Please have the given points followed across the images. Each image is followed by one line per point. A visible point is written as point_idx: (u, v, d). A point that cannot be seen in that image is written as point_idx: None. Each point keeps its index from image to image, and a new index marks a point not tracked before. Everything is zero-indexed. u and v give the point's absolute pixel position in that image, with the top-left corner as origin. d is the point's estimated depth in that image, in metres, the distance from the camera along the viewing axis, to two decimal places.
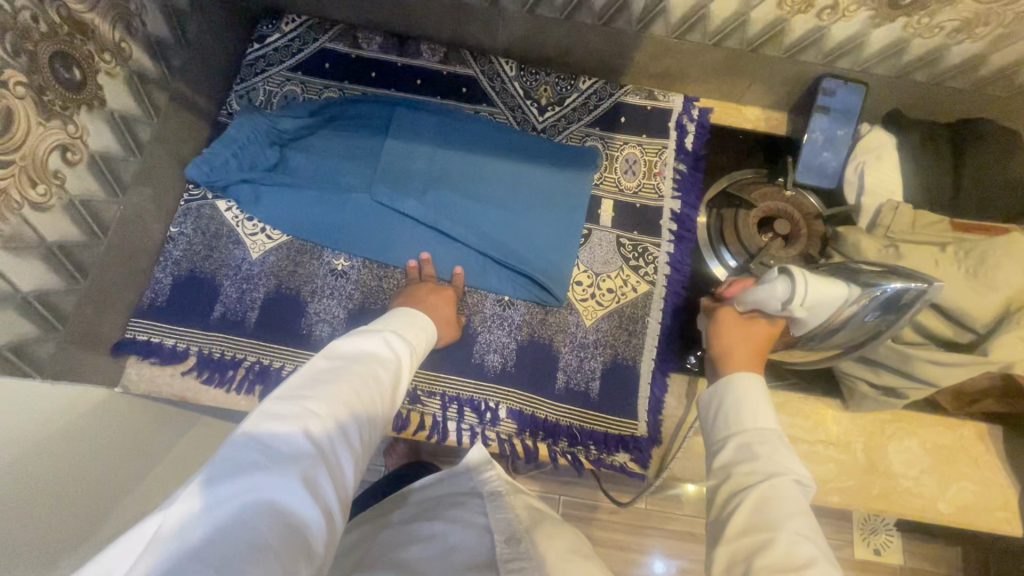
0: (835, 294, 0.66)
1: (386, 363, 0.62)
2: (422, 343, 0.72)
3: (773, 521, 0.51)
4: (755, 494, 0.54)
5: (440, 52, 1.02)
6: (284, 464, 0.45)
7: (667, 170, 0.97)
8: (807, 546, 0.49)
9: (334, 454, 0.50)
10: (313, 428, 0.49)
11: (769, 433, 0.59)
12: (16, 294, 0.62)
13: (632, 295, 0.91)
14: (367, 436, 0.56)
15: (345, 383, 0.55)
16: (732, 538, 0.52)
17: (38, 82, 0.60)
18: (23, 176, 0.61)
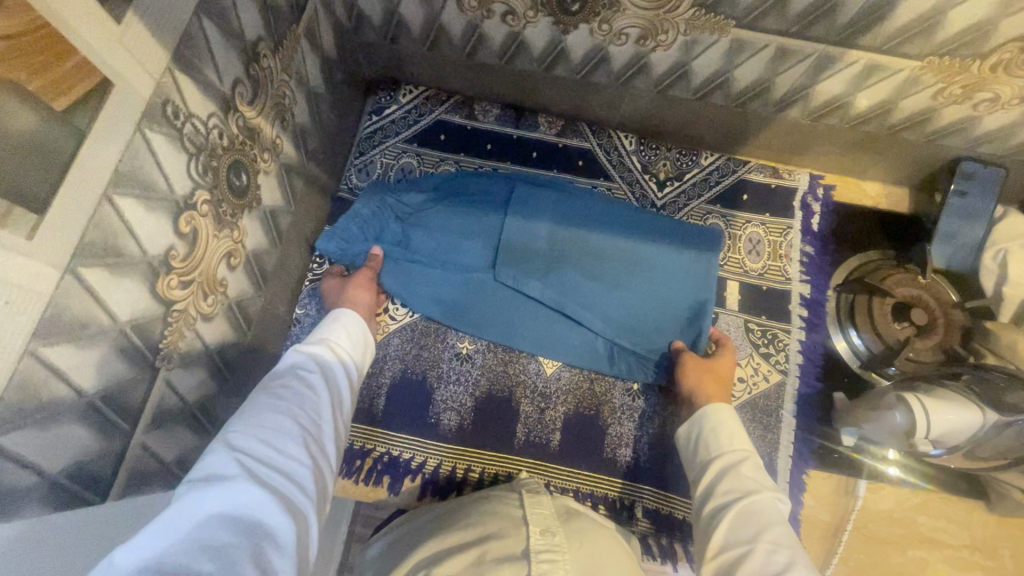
0: (959, 420, 0.63)
1: (312, 369, 0.62)
2: (353, 338, 0.73)
3: (754, 531, 0.55)
4: (737, 507, 0.59)
5: (558, 124, 1.00)
6: (219, 478, 0.44)
7: (794, 252, 0.95)
8: (785, 550, 0.52)
9: (278, 452, 0.49)
10: (245, 443, 0.49)
11: (746, 456, 0.66)
12: (183, 407, 0.61)
13: (765, 385, 0.88)
14: (316, 436, 0.55)
15: (266, 399, 0.55)
16: (719, 546, 0.57)
17: (218, 196, 0.59)
18: (199, 291, 0.59)
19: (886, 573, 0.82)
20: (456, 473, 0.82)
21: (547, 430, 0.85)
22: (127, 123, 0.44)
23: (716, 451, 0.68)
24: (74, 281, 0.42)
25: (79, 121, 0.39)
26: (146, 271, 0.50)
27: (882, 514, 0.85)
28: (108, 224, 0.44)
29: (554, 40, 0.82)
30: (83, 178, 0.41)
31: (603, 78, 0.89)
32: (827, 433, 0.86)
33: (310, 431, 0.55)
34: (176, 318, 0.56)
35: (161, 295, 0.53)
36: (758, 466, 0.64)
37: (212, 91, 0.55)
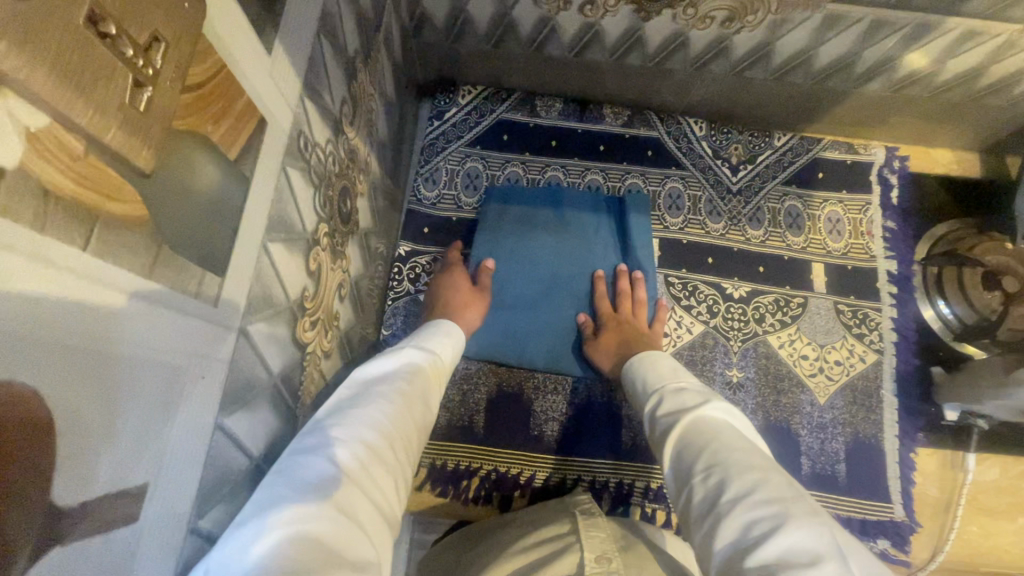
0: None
1: (411, 380, 0.54)
2: (450, 353, 0.65)
3: (693, 458, 0.48)
4: (677, 431, 0.52)
5: (624, 115, 0.96)
6: (311, 490, 0.36)
7: (875, 228, 0.93)
8: (716, 472, 0.45)
9: (373, 474, 0.41)
10: (340, 453, 0.40)
11: (662, 393, 0.59)
12: None
13: (862, 366, 0.87)
14: (405, 462, 0.46)
15: (374, 405, 0.47)
16: (674, 488, 0.50)
17: (333, 228, 0.56)
18: (322, 329, 0.56)
19: (1001, 544, 0.82)
20: (565, 485, 0.80)
21: None
22: (275, 163, 0.41)
23: (648, 395, 0.62)
24: (245, 341, 0.39)
25: (247, 167, 0.36)
26: (290, 317, 0.47)
27: (991, 484, 0.84)
28: (266, 274, 0.41)
29: (632, 28, 0.79)
30: (248, 228, 0.37)
31: (677, 65, 0.85)
32: (928, 409, 0.86)
33: (401, 452, 0.45)
34: (308, 362, 0.53)
35: (299, 340, 0.50)
36: (678, 390, 0.58)
37: (328, 114, 0.51)
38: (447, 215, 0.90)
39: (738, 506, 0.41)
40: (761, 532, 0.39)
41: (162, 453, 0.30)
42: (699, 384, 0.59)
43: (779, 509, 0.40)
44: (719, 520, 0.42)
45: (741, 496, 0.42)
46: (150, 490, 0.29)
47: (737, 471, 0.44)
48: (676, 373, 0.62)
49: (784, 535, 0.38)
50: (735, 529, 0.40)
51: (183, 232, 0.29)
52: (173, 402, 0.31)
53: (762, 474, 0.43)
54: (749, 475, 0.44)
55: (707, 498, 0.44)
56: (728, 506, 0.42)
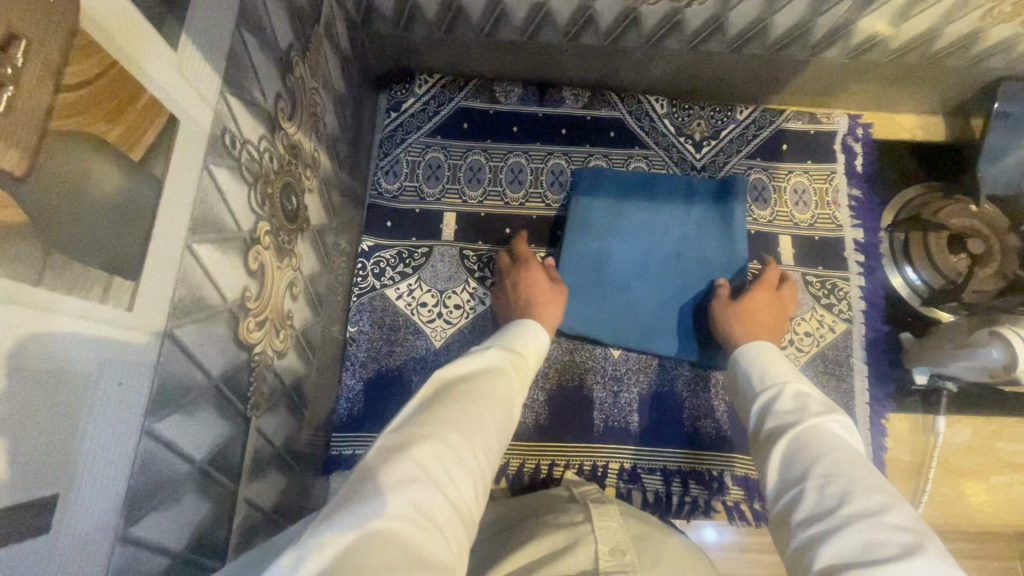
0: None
1: (492, 385, 0.57)
2: (525, 353, 0.68)
3: (813, 463, 0.50)
4: (798, 431, 0.55)
5: (584, 96, 0.95)
6: (398, 484, 0.40)
7: (841, 197, 0.93)
8: (837, 482, 0.47)
9: (449, 477, 0.43)
10: (424, 452, 0.43)
11: (782, 388, 0.61)
12: (273, 452, 0.58)
13: (831, 336, 0.87)
14: (484, 462, 0.49)
15: (456, 408, 0.50)
16: (778, 489, 0.52)
17: (276, 226, 0.55)
18: (272, 328, 0.55)
19: (974, 503, 0.83)
20: (540, 471, 0.80)
21: (625, 413, 0.83)
22: (196, 162, 0.40)
23: (763, 389, 0.63)
24: (172, 345, 0.38)
25: (156, 167, 0.35)
26: (228, 317, 0.46)
27: (962, 445, 0.85)
28: (193, 275, 0.40)
29: (582, 7, 0.77)
30: (165, 229, 0.36)
31: (633, 42, 0.84)
32: (898, 374, 0.86)
33: (481, 452, 0.48)
34: (257, 362, 0.52)
35: (243, 341, 0.49)
36: (800, 393, 0.60)
37: (259, 109, 0.50)
38: (410, 208, 0.89)
39: (862, 522, 0.43)
40: (883, 552, 0.40)
41: (76, 458, 0.30)
42: (823, 396, 0.60)
43: (912, 538, 0.41)
44: (836, 529, 0.44)
45: (863, 514, 0.44)
46: (62, 501, 0.29)
47: (863, 491, 0.46)
48: (796, 375, 0.63)
49: (912, 558, 0.39)
50: (855, 540, 0.42)
51: (73, 237, 0.29)
52: (81, 413, 0.30)
53: (890, 498, 0.45)
54: (874, 496, 0.45)
55: (823, 506, 0.46)
56: (848, 519, 0.44)
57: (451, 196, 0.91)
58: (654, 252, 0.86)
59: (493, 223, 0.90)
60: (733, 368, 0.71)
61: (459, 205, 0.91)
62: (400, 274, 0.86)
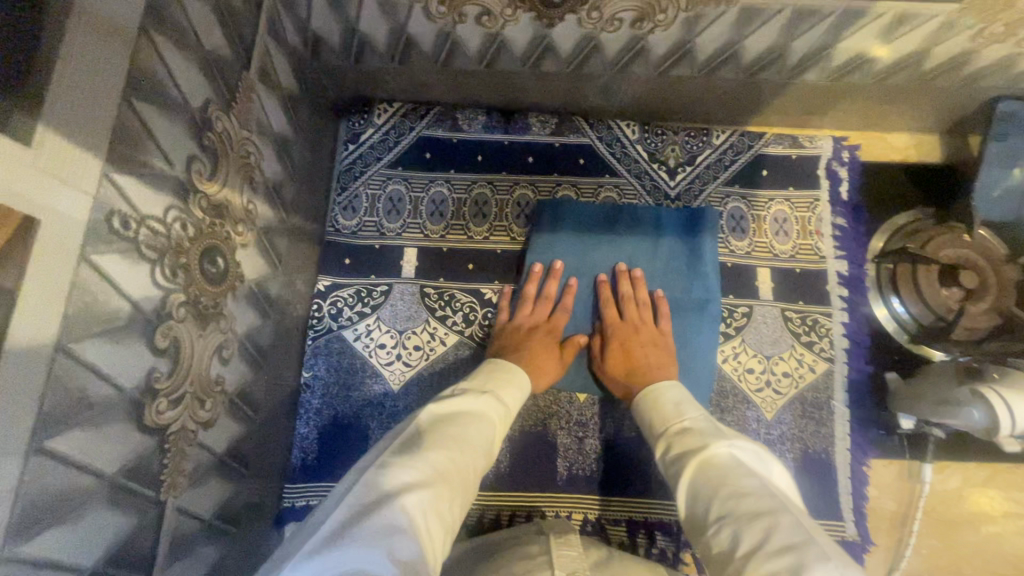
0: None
1: (480, 422, 0.59)
2: (517, 391, 0.68)
3: (706, 509, 0.48)
4: (687, 475, 0.52)
5: (551, 122, 0.91)
6: (382, 535, 0.42)
7: (824, 226, 0.88)
8: (728, 522, 0.45)
9: (426, 526, 0.45)
10: (410, 500, 0.45)
11: (666, 436, 0.59)
12: (201, 526, 0.55)
13: (811, 377, 0.82)
14: (459, 506, 0.51)
15: (439, 451, 0.52)
16: (696, 540, 0.49)
17: (194, 294, 0.52)
18: (194, 401, 0.53)
19: (963, 555, 0.78)
20: (501, 521, 0.78)
21: (590, 460, 0.79)
22: (70, 256, 0.37)
23: (656, 437, 0.61)
24: (42, 459, 0.36)
25: (3, 280, 0.32)
26: (127, 408, 0.43)
27: (951, 493, 0.80)
28: (69, 379, 0.37)
29: (538, 36, 0.73)
30: (23, 341, 0.34)
31: (597, 68, 0.79)
32: (883, 417, 0.81)
33: (458, 499, 0.50)
34: (173, 442, 0.49)
35: (151, 426, 0.46)
36: (682, 429, 0.58)
37: (165, 179, 0.47)
38: (369, 244, 0.87)
39: (753, 565, 0.41)
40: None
41: None
42: (704, 422, 0.57)
43: (795, 560, 0.39)
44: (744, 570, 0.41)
45: (753, 551, 0.41)
46: None
47: (748, 523, 0.43)
48: (681, 408, 0.61)
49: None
50: None
51: None
52: None
53: (772, 518, 0.43)
54: (758, 525, 0.43)
55: (729, 553, 0.43)
56: (748, 559, 0.41)
57: (412, 231, 0.88)
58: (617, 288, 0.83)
59: (455, 259, 0.87)
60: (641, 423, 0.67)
61: (420, 239, 0.87)
62: (358, 314, 0.84)
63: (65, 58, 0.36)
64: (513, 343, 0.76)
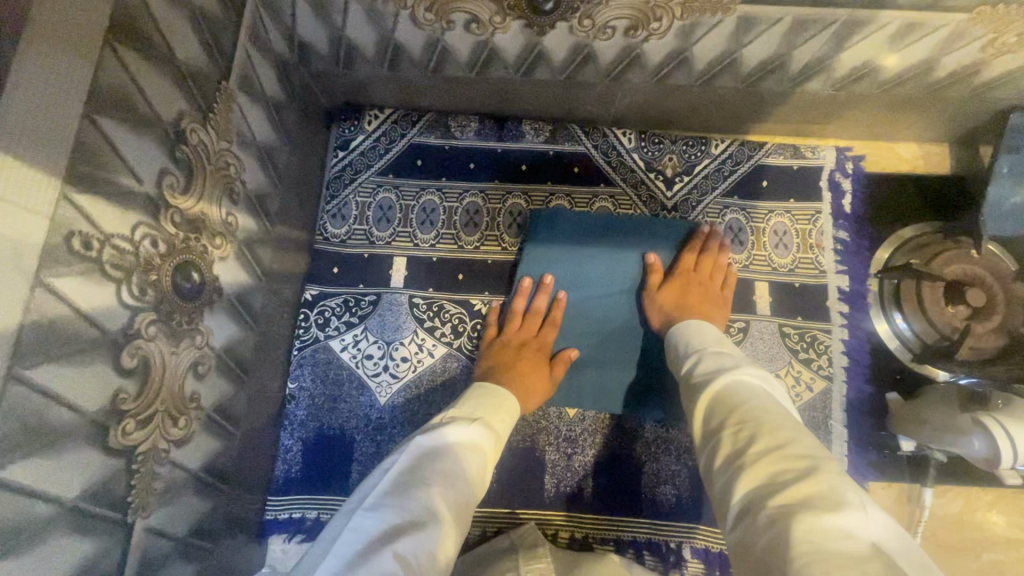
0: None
1: (471, 450, 0.58)
2: (509, 414, 0.66)
3: (728, 413, 0.50)
4: (715, 388, 0.54)
5: (546, 130, 0.89)
6: None
7: (826, 239, 0.85)
8: (744, 427, 0.47)
9: (419, 569, 0.45)
10: (401, 547, 0.45)
11: (702, 354, 0.61)
12: (175, 544, 0.55)
13: (808, 395, 0.80)
14: (454, 544, 0.50)
15: (428, 489, 0.51)
16: (703, 433, 0.52)
17: (165, 310, 0.51)
18: (165, 419, 0.52)
19: None
20: (486, 537, 0.76)
21: (578, 476, 0.78)
22: (24, 282, 0.36)
23: (686, 357, 0.64)
24: None
25: None
26: (88, 433, 0.42)
27: (951, 517, 0.77)
28: (22, 407, 0.37)
29: (528, 44, 0.71)
30: None
31: (591, 76, 0.77)
32: (883, 439, 0.78)
33: (452, 538, 0.50)
34: (143, 462, 0.49)
35: (117, 449, 0.45)
36: (719, 353, 0.60)
37: (132, 197, 0.46)
38: (359, 252, 0.85)
39: (764, 459, 0.43)
40: (785, 478, 0.41)
41: None
42: (741, 354, 0.60)
43: (808, 461, 0.41)
44: (749, 465, 0.44)
45: (764, 449, 0.44)
46: None
47: (767, 429, 0.46)
48: (722, 344, 0.63)
49: (811, 481, 0.39)
50: (762, 479, 0.42)
51: None
52: None
53: (795, 433, 0.45)
54: (781, 431, 0.45)
55: (736, 450, 0.46)
56: (753, 459, 0.44)
57: (403, 239, 0.86)
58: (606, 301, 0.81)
59: (445, 269, 0.85)
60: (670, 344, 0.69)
61: (410, 249, 0.86)
62: (345, 324, 0.82)
63: (18, 75, 0.35)
64: (502, 363, 0.75)
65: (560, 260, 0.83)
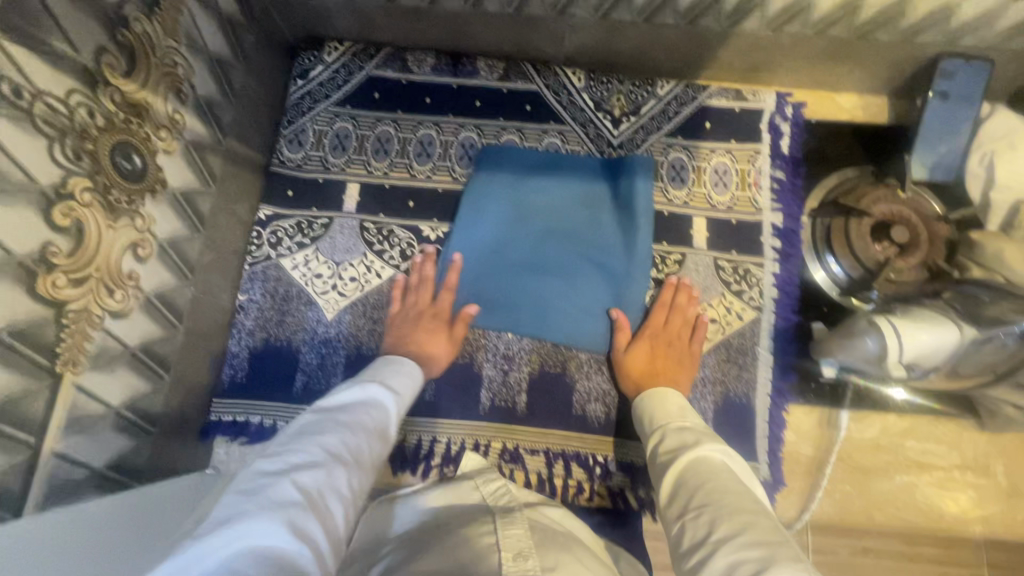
0: (937, 343, 0.59)
1: (374, 409, 0.60)
2: (411, 386, 0.70)
3: (689, 495, 0.53)
4: (679, 467, 0.57)
5: (499, 68, 0.92)
6: (273, 511, 0.42)
7: (763, 178, 0.88)
8: (708, 509, 0.49)
9: (324, 501, 0.46)
10: (303, 480, 0.46)
11: (665, 431, 0.64)
12: (108, 412, 0.58)
13: (737, 324, 0.84)
14: (358, 486, 0.51)
15: (332, 434, 0.52)
16: (667, 518, 0.54)
17: (102, 182, 0.54)
18: (101, 287, 0.55)
19: (875, 502, 0.80)
20: (422, 446, 0.80)
21: (513, 393, 0.81)
22: None
23: (652, 431, 0.66)
24: None
25: None
26: (14, 272, 0.46)
27: (867, 442, 0.81)
28: None
29: None
30: None
31: (537, 9, 0.80)
32: (806, 366, 0.82)
33: (357, 482, 0.51)
34: (76, 320, 0.52)
35: (46, 298, 0.49)
36: (681, 429, 0.63)
37: (65, 64, 0.49)
38: (313, 177, 0.89)
39: (725, 547, 0.45)
40: (744, 572, 0.42)
41: None
42: (702, 427, 0.63)
43: (765, 551, 0.43)
44: (709, 553, 0.46)
45: (728, 537, 0.46)
46: None
47: (727, 515, 0.48)
48: (682, 415, 0.66)
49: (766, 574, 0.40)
50: (722, 565, 0.44)
51: None
52: None
53: (753, 519, 0.47)
54: (739, 519, 0.47)
55: (698, 537, 0.48)
56: (717, 544, 0.46)
57: (357, 167, 0.89)
58: (544, 231, 0.84)
59: (396, 196, 0.88)
60: (637, 414, 0.72)
61: (363, 176, 0.89)
62: (297, 244, 0.86)
63: None
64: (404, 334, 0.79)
65: (505, 189, 0.86)
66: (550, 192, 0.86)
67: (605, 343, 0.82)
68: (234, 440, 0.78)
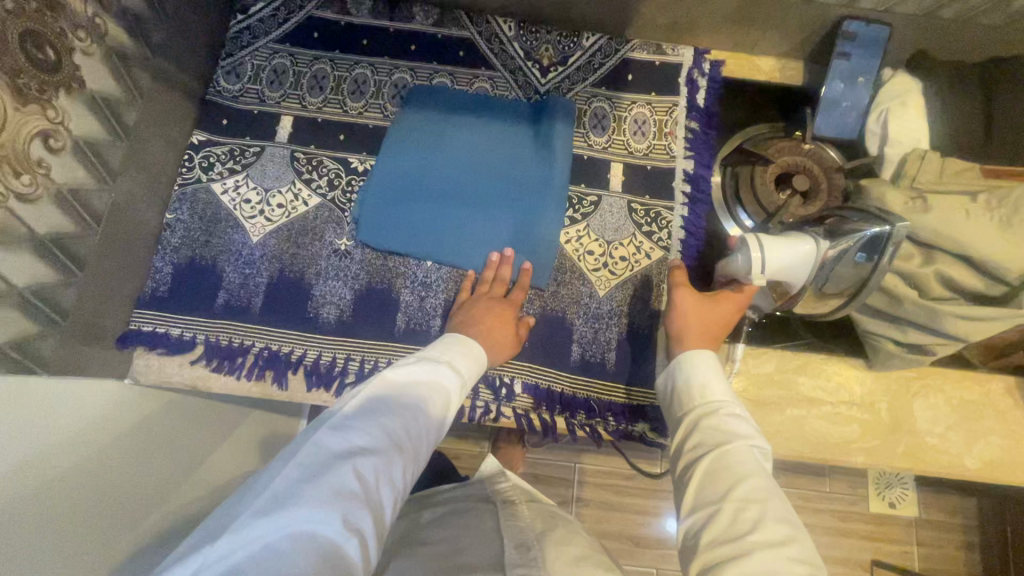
0: (799, 255, 0.64)
1: (437, 393, 0.62)
2: (475, 369, 0.70)
3: (730, 489, 0.52)
4: (717, 453, 0.55)
5: (435, 14, 0.96)
6: (333, 500, 0.46)
7: (679, 129, 0.93)
8: (754, 508, 0.50)
9: (377, 490, 0.50)
10: (362, 466, 0.50)
11: (716, 408, 0.61)
12: (12, 291, 0.61)
13: (646, 262, 0.88)
14: (412, 474, 0.55)
15: (392, 419, 0.55)
16: (692, 502, 0.54)
17: (9, 65, 0.57)
18: (5, 166, 0.58)
19: (768, 433, 0.84)
20: (336, 363, 0.82)
21: (427, 318, 0.85)
22: None
23: (690, 403, 0.63)
24: None
25: None
26: None
27: (762, 376, 0.86)
28: None
29: None
30: None
31: None
32: None
33: (411, 471, 0.54)
34: None
35: None
36: (731, 415, 0.60)
37: None
38: (248, 108, 0.92)
39: (769, 551, 0.46)
40: None
41: None
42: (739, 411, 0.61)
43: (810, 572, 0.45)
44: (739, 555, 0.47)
45: (774, 546, 0.47)
46: None
47: (771, 523, 0.49)
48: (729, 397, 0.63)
49: None
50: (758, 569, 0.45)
51: None
52: None
53: (794, 532, 0.48)
54: (780, 528, 0.48)
55: (734, 531, 0.49)
56: (753, 547, 0.47)
57: (291, 101, 0.92)
58: (467, 167, 0.89)
59: (327, 129, 0.92)
60: (669, 378, 0.68)
61: (297, 110, 0.92)
62: (229, 169, 0.88)
63: None
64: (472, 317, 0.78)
65: (434, 125, 0.91)
66: (478, 133, 0.91)
67: (518, 269, 0.86)
68: (153, 352, 0.80)
